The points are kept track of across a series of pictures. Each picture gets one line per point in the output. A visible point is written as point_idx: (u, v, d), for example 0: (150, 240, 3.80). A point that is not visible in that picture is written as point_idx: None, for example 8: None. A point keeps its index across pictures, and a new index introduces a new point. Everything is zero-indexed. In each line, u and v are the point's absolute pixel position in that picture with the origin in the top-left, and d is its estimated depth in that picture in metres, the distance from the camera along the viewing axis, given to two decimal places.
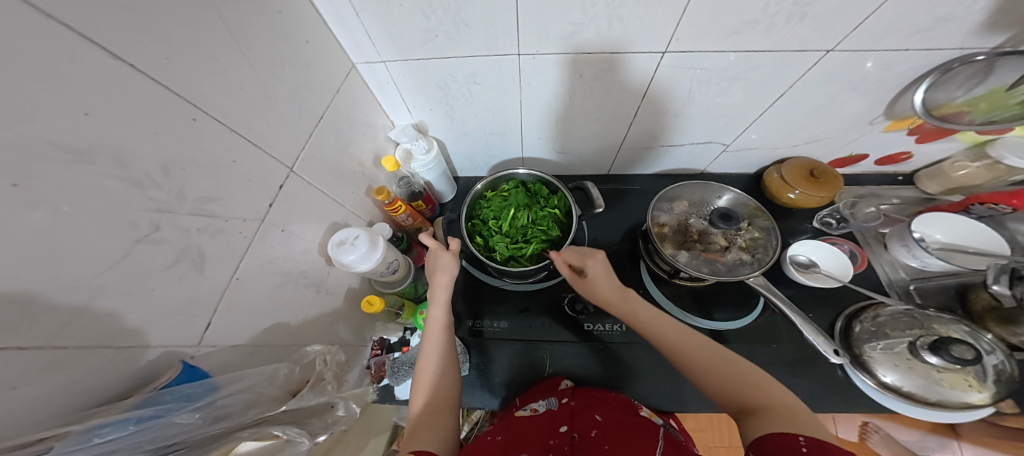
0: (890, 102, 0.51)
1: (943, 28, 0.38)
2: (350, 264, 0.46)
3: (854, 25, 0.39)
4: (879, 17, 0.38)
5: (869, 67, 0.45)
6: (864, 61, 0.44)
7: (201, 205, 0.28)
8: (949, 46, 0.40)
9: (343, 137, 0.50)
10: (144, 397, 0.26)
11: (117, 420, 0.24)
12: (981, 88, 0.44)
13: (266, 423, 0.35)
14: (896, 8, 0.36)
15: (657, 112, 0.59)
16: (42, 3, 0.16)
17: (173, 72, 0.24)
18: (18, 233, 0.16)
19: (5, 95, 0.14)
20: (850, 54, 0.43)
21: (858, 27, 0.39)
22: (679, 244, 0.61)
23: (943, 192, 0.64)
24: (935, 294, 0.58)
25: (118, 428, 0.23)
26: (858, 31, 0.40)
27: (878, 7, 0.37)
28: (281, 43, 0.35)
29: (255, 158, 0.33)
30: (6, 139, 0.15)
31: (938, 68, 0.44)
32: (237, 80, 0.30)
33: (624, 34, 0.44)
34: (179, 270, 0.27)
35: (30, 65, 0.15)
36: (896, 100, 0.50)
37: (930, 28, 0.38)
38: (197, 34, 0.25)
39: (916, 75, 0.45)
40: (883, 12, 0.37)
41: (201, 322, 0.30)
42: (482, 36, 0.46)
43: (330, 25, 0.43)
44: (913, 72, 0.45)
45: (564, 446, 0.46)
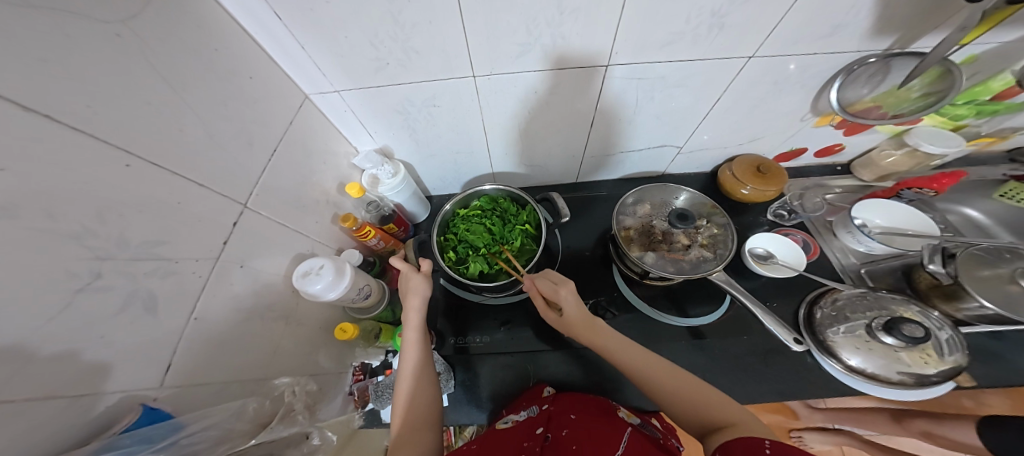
0: (812, 101, 0.55)
1: (842, 33, 0.42)
2: (317, 294, 0.46)
3: (768, 33, 0.43)
4: (786, 26, 0.41)
5: (793, 69, 0.48)
6: (787, 64, 0.47)
7: (146, 249, 0.29)
8: (851, 49, 0.44)
9: (303, 167, 0.51)
10: (102, 442, 0.26)
11: None
12: (881, 86, 0.48)
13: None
14: (797, 18, 0.40)
15: (610, 120, 0.62)
16: None
17: (103, 124, 0.25)
18: None
19: None
20: (771, 59, 0.47)
21: (769, 36, 0.43)
22: (645, 246, 0.63)
23: (875, 179, 0.67)
24: (884, 277, 0.60)
25: None
26: (772, 38, 0.43)
27: (782, 18, 0.40)
28: (220, 82, 0.36)
29: (205, 198, 0.34)
30: None
31: (842, 70, 0.48)
32: (173, 124, 0.31)
33: (567, 51, 0.47)
34: (128, 315, 0.28)
35: None
36: (818, 98, 0.54)
37: (830, 34, 0.42)
38: (119, 82, 0.26)
39: (828, 76, 0.49)
40: (784, 26, 0.41)
41: (159, 364, 0.31)
42: (436, 62, 0.48)
43: (278, 61, 0.45)
44: (825, 74, 0.49)
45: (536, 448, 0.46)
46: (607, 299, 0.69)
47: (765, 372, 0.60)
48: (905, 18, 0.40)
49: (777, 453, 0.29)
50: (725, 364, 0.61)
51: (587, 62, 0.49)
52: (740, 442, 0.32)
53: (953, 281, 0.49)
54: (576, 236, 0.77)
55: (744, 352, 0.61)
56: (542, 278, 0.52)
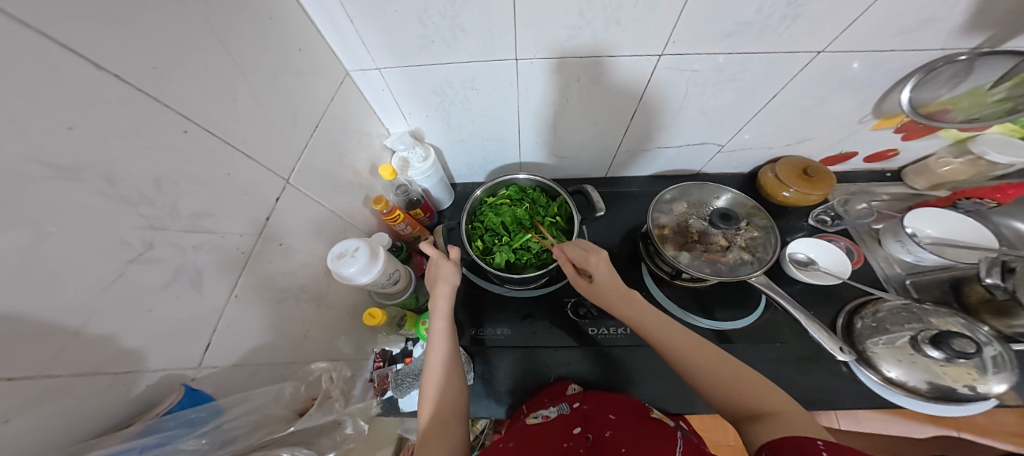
0: (876, 102, 0.52)
1: (927, 28, 0.39)
2: (350, 276, 0.45)
3: (846, 25, 0.40)
4: (869, 18, 0.39)
5: (857, 67, 0.46)
6: (852, 62, 0.45)
7: (196, 221, 0.27)
8: (934, 47, 0.42)
9: (339, 146, 0.49)
10: (145, 423, 0.25)
11: (119, 450, 0.22)
12: (964, 86, 0.45)
13: (274, 444, 0.33)
14: (883, 8, 0.37)
15: (653, 114, 0.60)
16: (33, 18, 0.15)
17: (162, 83, 0.23)
18: None
19: None
20: (840, 55, 0.44)
21: (848, 28, 0.40)
22: (680, 245, 0.61)
23: (928, 188, 0.66)
24: (930, 289, 0.58)
25: None
26: (849, 31, 0.40)
27: (868, 8, 0.38)
28: (272, 49, 0.34)
29: (252, 171, 0.32)
30: None
31: (922, 68, 0.45)
32: (229, 90, 0.29)
33: (621, 38, 0.45)
34: (175, 290, 0.26)
35: (18, 79, 0.15)
36: (884, 98, 0.51)
37: (915, 29, 0.39)
38: (185, 41, 0.24)
39: (903, 75, 0.47)
40: (869, 16, 0.38)
41: (200, 343, 0.30)
42: (481, 42, 0.46)
43: (323, 33, 0.43)
44: (898, 73, 0.46)
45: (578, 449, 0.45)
46: None
47: (798, 379, 0.59)
48: (1001, 15, 0.37)
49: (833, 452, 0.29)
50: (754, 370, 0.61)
51: (616, 51, 0.47)
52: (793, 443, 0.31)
53: (1009, 297, 0.49)
54: (605, 232, 0.75)
55: (775, 358, 0.60)
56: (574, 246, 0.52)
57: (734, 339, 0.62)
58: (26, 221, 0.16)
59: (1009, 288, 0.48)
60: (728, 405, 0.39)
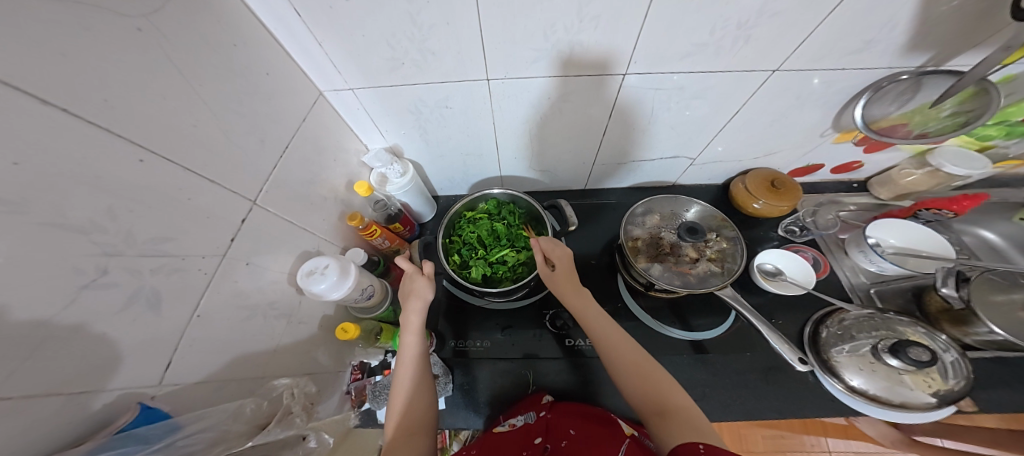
0: (835, 116, 0.54)
1: (873, 49, 0.41)
2: (321, 293, 0.45)
3: (794, 48, 0.41)
4: (815, 41, 0.40)
5: (816, 83, 0.47)
6: (811, 79, 0.46)
7: (153, 245, 0.28)
8: (883, 66, 0.43)
9: (313, 165, 0.50)
10: (99, 442, 0.25)
11: None
12: (911, 102, 0.46)
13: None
14: (830, 30, 0.39)
15: (624, 128, 0.61)
16: None
17: (119, 118, 0.24)
18: None
19: None
20: (796, 73, 0.46)
21: (796, 50, 0.42)
22: (652, 258, 0.62)
23: (893, 198, 0.67)
24: (894, 298, 0.59)
25: None
26: (799, 53, 0.42)
27: (814, 29, 0.39)
28: (238, 77, 0.36)
29: (215, 194, 0.34)
30: None
31: (872, 86, 0.47)
32: (189, 118, 0.30)
33: (583, 58, 0.46)
34: (132, 312, 0.27)
35: None
36: (840, 114, 0.53)
37: (861, 50, 0.41)
38: (143, 76, 0.26)
39: (856, 92, 0.49)
40: (814, 38, 0.40)
41: (160, 361, 0.30)
42: (451, 63, 0.48)
43: (296, 58, 0.45)
44: (851, 90, 0.48)
45: None
46: (609, 309, 0.69)
47: (764, 387, 0.61)
48: (941, 37, 0.39)
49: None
50: (725, 379, 0.62)
51: (590, 69, 0.48)
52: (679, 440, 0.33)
53: (965, 306, 0.50)
54: (582, 244, 0.77)
55: (746, 368, 0.62)
56: (548, 238, 0.55)
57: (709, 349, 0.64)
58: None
59: (964, 297, 0.49)
60: (639, 398, 0.42)
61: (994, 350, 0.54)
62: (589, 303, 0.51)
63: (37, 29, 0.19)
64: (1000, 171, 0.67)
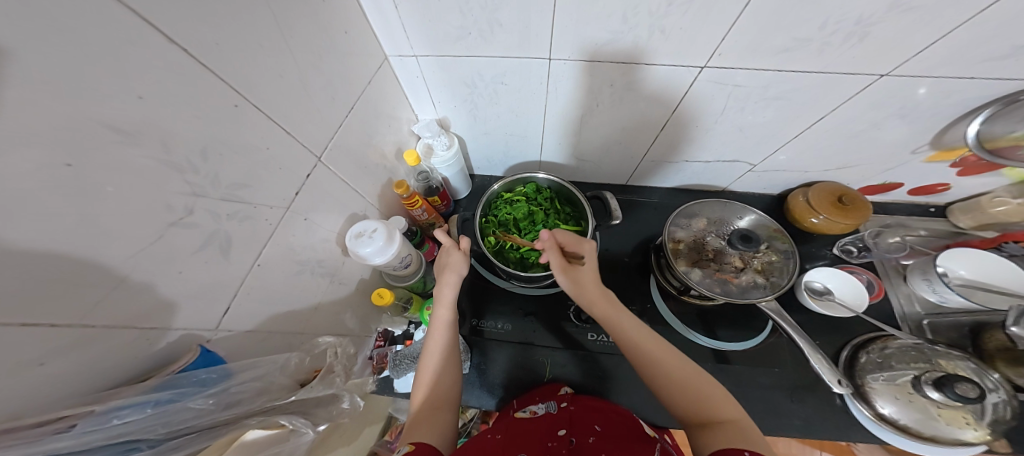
0: (938, 133, 0.50)
1: (1019, 56, 0.36)
2: (366, 256, 0.45)
3: (916, 51, 0.38)
4: (946, 44, 0.36)
5: (922, 94, 0.44)
6: (917, 88, 0.43)
7: (232, 191, 0.27)
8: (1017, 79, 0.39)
9: (370, 128, 0.49)
10: (163, 378, 0.25)
11: (139, 401, 0.23)
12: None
13: (274, 411, 0.34)
14: (971, 31, 0.35)
15: (686, 125, 0.58)
16: None
17: (221, 58, 0.23)
18: (40, 204, 0.15)
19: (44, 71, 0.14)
20: (906, 79, 0.42)
21: (921, 52, 0.38)
22: (693, 262, 0.60)
23: (974, 227, 0.63)
24: (947, 331, 0.57)
25: (137, 410, 0.23)
26: (922, 55, 0.38)
27: (949, 32, 0.35)
28: (322, 31, 0.34)
29: (288, 146, 0.32)
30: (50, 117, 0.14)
31: (1002, 99, 0.42)
32: (277, 68, 0.29)
33: (664, 46, 0.43)
34: (206, 255, 0.26)
35: (87, 41, 0.15)
36: (947, 130, 0.49)
37: (1003, 57, 0.37)
38: (246, 18, 0.25)
39: (977, 106, 0.44)
40: (948, 39, 0.36)
41: (221, 306, 0.30)
42: (517, 37, 0.45)
43: (368, 17, 0.43)
44: (973, 103, 0.44)
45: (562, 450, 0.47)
46: (638, 309, 0.68)
47: (790, 405, 0.60)
48: None
49: None
50: (749, 392, 0.61)
51: (650, 60, 0.46)
52: None
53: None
54: (617, 239, 0.75)
55: (773, 384, 0.61)
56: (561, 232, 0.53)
57: (732, 360, 0.63)
58: (77, 171, 0.16)
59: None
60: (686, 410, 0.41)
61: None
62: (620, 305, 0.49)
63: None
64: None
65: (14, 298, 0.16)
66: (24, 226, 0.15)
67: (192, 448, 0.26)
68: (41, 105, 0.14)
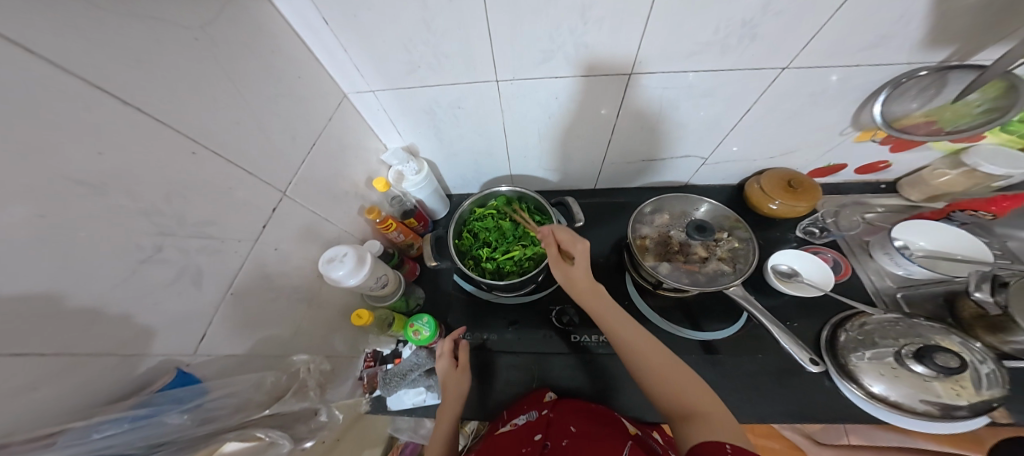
0: (854, 114, 0.53)
1: (888, 45, 0.40)
2: (339, 279, 0.45)
3: (804, 44, 0.42)
4: (826, 35, 0.40)
5: (835, 80, 0.47)
6: (829, 75, 0.46)
7: (200, 228, 0.32)
8: (900, 61, 0.43)
9: (336, 160, 0.54)
10: (140, 399, 0.28)
11: (114, 418, 0.25)
12: (935, 100, 0.46)
13: (252, 425, 0.36)
14: (840, 25, 0.39)
15: (633, 128, 0.62)
16: (50, 55, 0.20)
17: (174, 112, 0.29)
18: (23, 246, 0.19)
19: (27, 137, 0.19)
20: (810, 69, 0.45)
21: (807, 45, 0.41)
22: (660, 256, 0.62)
23: (925, 199, 0.63)
24: (923, 302, 0.56)
25: (114, 425, 0.25)
26: (810, 49, 0.42)
27: (820, 28, 0.39)
28: (272, 79, 0.40)
29: (251, 184, 0.38)
30: (30, 181, 0.19)
31: (890, 82, 0.46)
32: (233, 116, 0.35)
33: (592, 59, 0.48)
34: (178, 287, 0.31)
35: (49, 120, 0.20)
36: (861, 110, 0.52)
37: (874, 46, 0.41)
38: (195, 79, 0.30)
39: (873, 89, 0.48)
40: (825, 32, 0.40)
41: (197, 333, 0.34)
42: (462, 67, 0.50)
43: (324, 63, 0.49)
44: (870, 86, 0.47)
45: None
46: None
47: (780, 393, 0.58)
48: (966, 30, 0.38)
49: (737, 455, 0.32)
50: (735, 381, 0.60)
51: (616, 66, 0.48)
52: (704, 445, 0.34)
53: (1001, 312, 0.47)
54: (592, 242, 0.77)
55: (757, 370, 0.60)
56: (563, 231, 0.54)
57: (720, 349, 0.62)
58: (35, 221, 0.20)
59: (999, 303, 0.46)
60: (668, 402, 0.42)
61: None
62: (606, 298, 0.51)
63: (100, 31, 0.23)
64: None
65: (18, 320, 0.20)
66: (2, 263, 0.19)
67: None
68: (10, 165, 0.18)
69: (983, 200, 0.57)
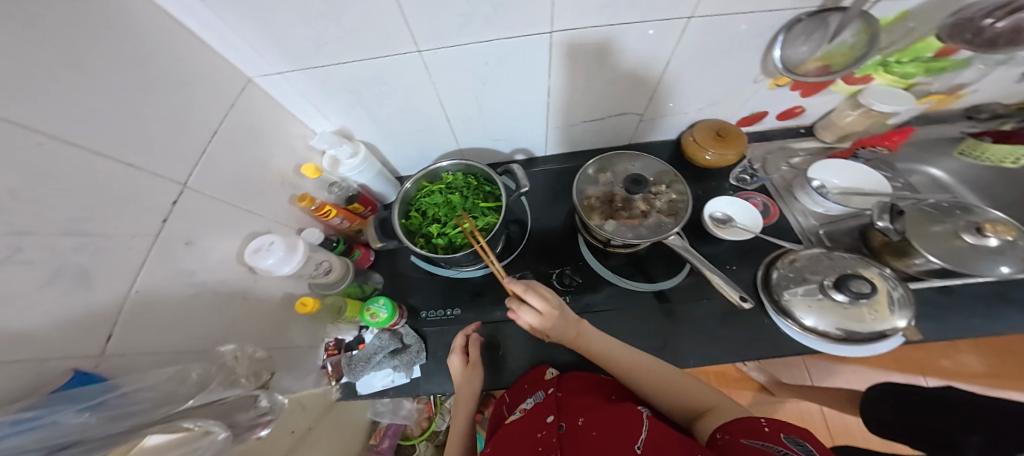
0: (761, 63, 0.53)
1: None
2: (271, 268, 0.41)
3: None
4: None
5: (743, 29, 0.47)
6: (735, 23, 0.46)
7: (75, 225, 0.28)
8: (789, 6, 0.43)
9: (251, 149, 0.51)
10: (29, 401, 0.24)
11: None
12: (819, 51, 0.47)
13: (179, 419, 0.32)
14: None
15: (563, 93, 0.60)
16: None
17: (11, 98, 0.23)
18: None
19: None
20: (712, 18, 0.45)
21: None
22: (607, 214, 0.63)
23: (837, 140, 0.67)
24: (842, 237, 0.60)
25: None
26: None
27: None
28: (141, 65, 0.35)
29: (140, 177, 0.34)
30: None
31: (782, 27, 0.47)
32: (87, 101, 0.29)
33: (506, 24, 0.45)
34: (60, 286, 0.27)
35: None
36: (765, 60, 0.53)
37: None
38: (29, 50, 0.24)
39: (769, 36, 0.48)
40: None
41: (98, 335, 0.30)
42: (376, 36, 0.45)
43: (209, 43, 0.44)
44: (767, 32, 0.47)
45: (551, 440, 0.43)
46: (572, 268, 0.70)
47: (725, 332, 0.61)
48: None
49: (770, 424, 0.36)
50: (683, 325, 0.63)
51: (526, 29, 0.46)
52: (740, 424, 0.38)
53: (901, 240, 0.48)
54: (542, 212, 0.78)
55: (703, 314, 0.63)
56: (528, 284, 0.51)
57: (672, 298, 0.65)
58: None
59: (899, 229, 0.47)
60: (679, 407, 0.50)
61: (945, 280, 0.54)
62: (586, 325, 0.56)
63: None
64: (927, 110, 0.69)
65: None
66: None
67: None
68: None
69: (878, 137, 0.61)
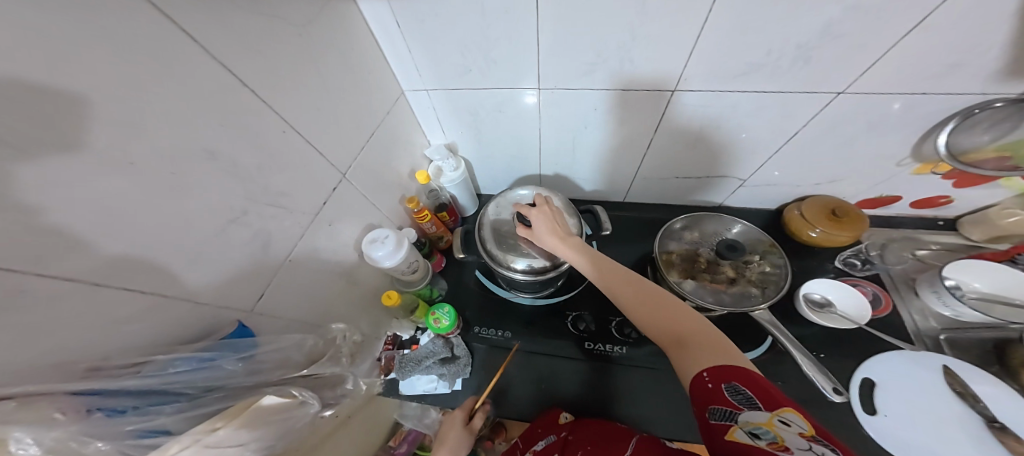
0: (915, 147, 0.52)
1: (964, 69, 0.39)
2: (378, 259, 0.50)
3: (870, 65, 0.41)
4: (895, 58, 0.39)
5: (897, 108, 0.46)
6: (892, 102, 0.45)
7: (275, 199, 0.36)
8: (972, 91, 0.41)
9: (390, 153, 0.59)
10: (207, 343, 0.30)
11: (186, 357, 0.27)
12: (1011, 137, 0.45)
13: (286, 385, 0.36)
14: (911, 46, 0.37)
15: (667, 145, 0.62)
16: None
17: (208, 36, 0.26)
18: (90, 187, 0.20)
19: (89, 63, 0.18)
20: (866, 95, 0.45)
21: (870, 69, 0.41)
22: (686, 272, 0.60)
23: (987, 240, 0.62)
24: (968, 347, 0.55)
25: (187, 364, 0.27)
26: (869, 75, 0.42)
27: (891, 49, 0.39)
28: (342, 71, 0.43)
29: (319, 162, 0.42)
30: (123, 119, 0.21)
31: (960, 112, 0.45)
32: (295, 83, 0.36)
33: (637, 73, 0.48)
34: (250, 247, 0.34)
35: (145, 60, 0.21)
36: (922, 142, 0.51)
37: (945, 73, 0.40)
38: (264, 39, 0.31)
39: (940, 118, 0.46)
40: (896, 54, 0.39)
41: (257, 290, 0.36)
42: (510, 71, 0.52)
43: (390, 62, 0.54)
44: (934, 116, 0.46)
45: None
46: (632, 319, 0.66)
47: None
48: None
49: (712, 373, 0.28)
50: None
51: (646, 89, 0.51)
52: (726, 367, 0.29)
53: None
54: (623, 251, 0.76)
55: None
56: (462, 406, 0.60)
57: None
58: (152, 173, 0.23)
59: None
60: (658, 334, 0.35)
61: None
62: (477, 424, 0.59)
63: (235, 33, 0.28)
64: None
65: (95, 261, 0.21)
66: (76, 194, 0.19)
67: (215, 408, 0.29)
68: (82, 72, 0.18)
69: None
